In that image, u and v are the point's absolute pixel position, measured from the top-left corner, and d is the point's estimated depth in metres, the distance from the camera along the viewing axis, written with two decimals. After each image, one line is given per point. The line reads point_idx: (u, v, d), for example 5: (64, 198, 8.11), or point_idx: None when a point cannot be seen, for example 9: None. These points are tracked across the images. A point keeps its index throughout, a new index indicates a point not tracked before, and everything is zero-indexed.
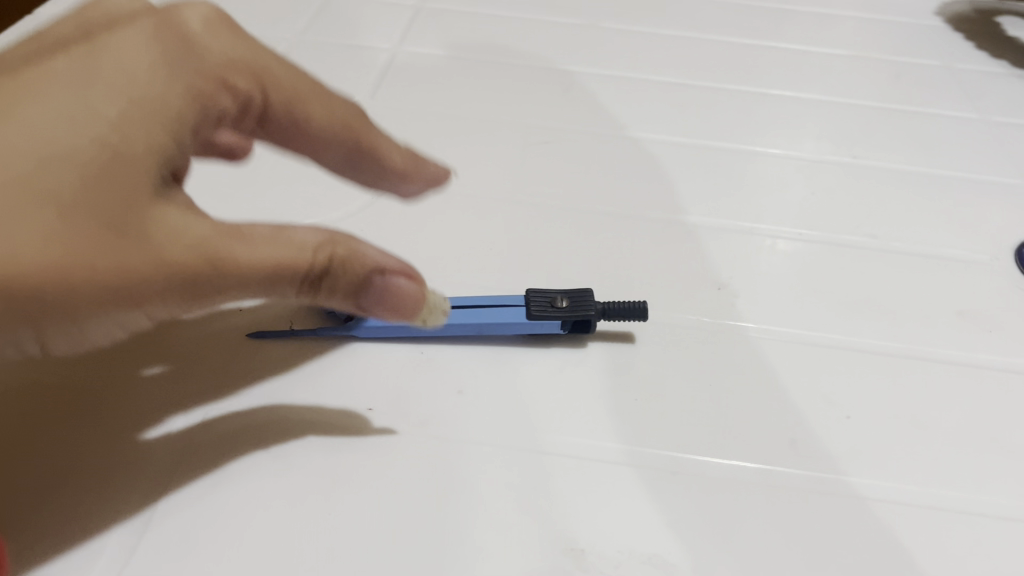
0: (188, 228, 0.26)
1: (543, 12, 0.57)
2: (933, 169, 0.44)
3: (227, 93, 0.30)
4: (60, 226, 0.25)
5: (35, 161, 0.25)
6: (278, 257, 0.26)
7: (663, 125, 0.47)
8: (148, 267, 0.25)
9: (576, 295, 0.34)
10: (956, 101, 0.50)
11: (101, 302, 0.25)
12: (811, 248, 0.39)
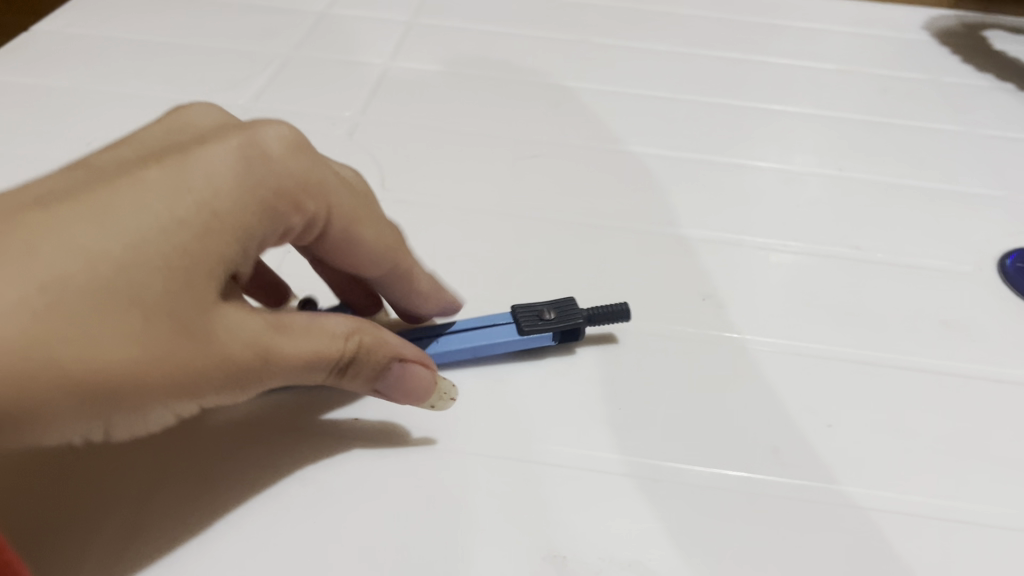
0: (242, 319, 0.25)
1: (535, 27, 0.58)
2: (918, 181, 0.44)
3: (309, 200, 0.28)
4: (140, 330, 0.23)
5: (120, 264, 0.23)
6: (314, 343, 0.27)
7: (651, 138, 0.48)
8: (211, 366, 0.24)
9: (562, 306, 0.34)
10: (941, 114, 0.51)
11: (165, 398, 0.24)
12: (805, 261, 0.39)
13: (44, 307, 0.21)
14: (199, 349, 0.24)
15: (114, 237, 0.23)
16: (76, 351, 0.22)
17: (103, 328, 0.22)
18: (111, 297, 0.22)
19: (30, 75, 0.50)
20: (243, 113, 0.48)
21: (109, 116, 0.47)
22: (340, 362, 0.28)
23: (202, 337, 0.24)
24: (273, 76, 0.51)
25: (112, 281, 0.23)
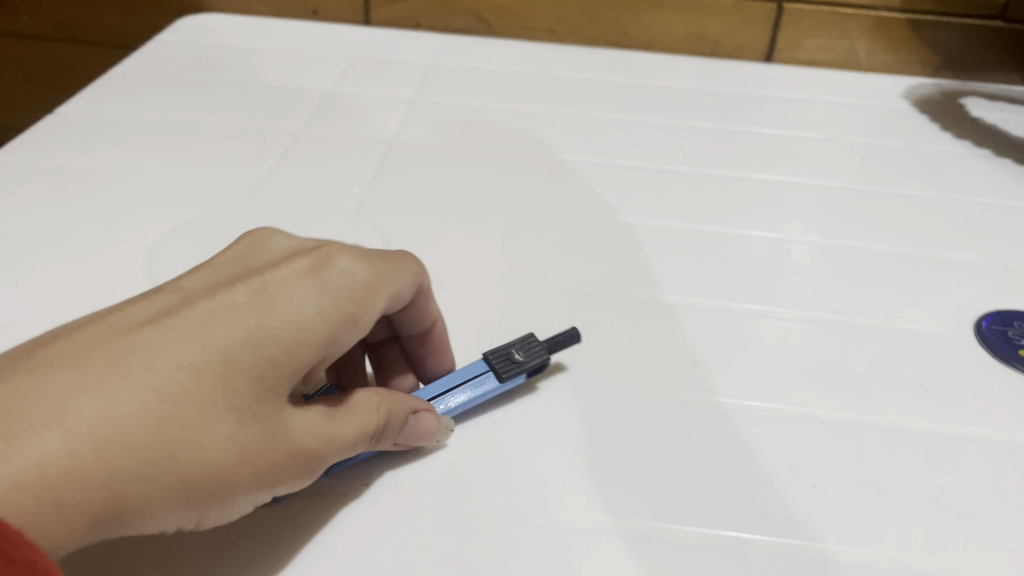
0: (310, 413, 0.29)
1: (532, 102, 0.61)
2: (898, 246, 0.47)
3: (374, 304, 0.31)
4: (237, 431, 0.27)
5: (220, 382, 0.27)
6: (362, 425, 0.30)
7: (644, 208, 0.50)
8: (287, 458, 0.28)
9: (524, 345, 0.37)
10: (920, 180, 0.53)
11: (251, 489, 0.28)
12: (803, 328, 0.41)
13: (163, 425, 0.25)
14: (279, 446, 0.28)
15: (215, 358, 0.27)
16: (185, 458, 0.25)
17: (209, 437, 0.26)
18: (216, 415, 0.26)
19: (54, 156, 0.53)
20: (256, 190, 0.51)
21: (129, 196, 0.50)
22: (376, 432, 0.31)
23: (279, 435, 0.28)
24: (284, 154, 0.54)
25: (215, 401, 0.26)
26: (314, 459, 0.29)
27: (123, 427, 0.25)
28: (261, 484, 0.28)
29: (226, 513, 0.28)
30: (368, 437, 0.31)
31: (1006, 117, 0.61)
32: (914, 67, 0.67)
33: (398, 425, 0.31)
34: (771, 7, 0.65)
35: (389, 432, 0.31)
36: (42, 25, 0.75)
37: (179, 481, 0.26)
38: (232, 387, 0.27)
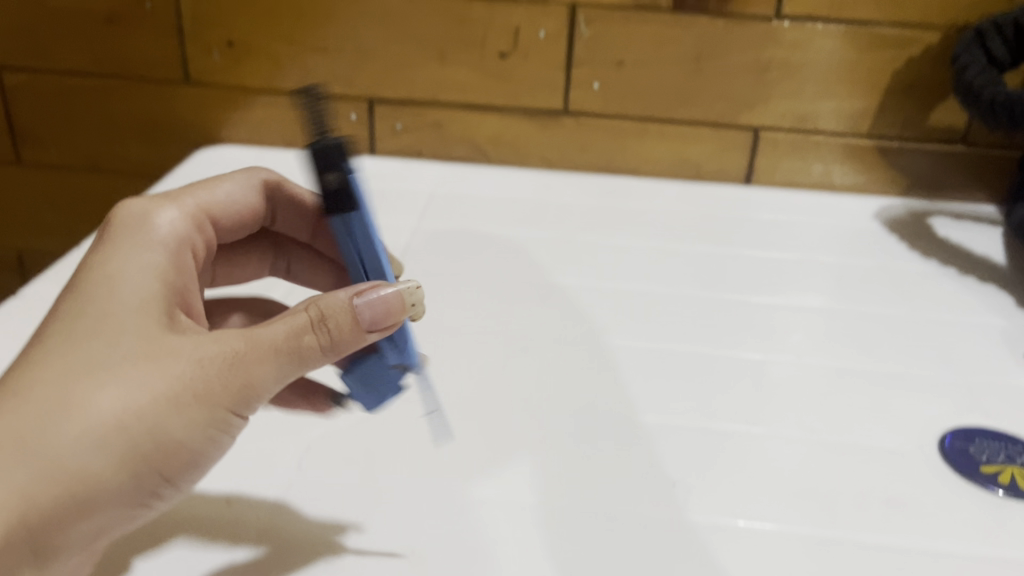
0: (212, 339, 0.33)
1: (525, 228, 0.66)
2: (867, 364, 0.50)
3: (170, 239, 0.39)
4: (116, 372, 0.32)
5: (79, 350, 0.32)
6: (278, 327, 0.34)
7: (629, 329, 0.53)
8: (194, 372, 0.32)
9: (320, 165, 0.36)
10: (890, 298, 0.57)
11: (174, 406, 0.32)
12: (776, 446, 0.44)
13: (41, 400, 0.31)
14: (174, 368, 0.32)
15: (72, 340, 0.33)
16: (79, 409, 0.31)
17: (88, 386, 0.31)
18: (81, 375, 0.32)
19: None
20: None
21: None
22: (302, 325, 0.34)
23: (171, 362, 0.32)
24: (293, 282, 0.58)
25: (81, 361, 0.32)
26: (225, 365, 0.33)
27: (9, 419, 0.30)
28: (180, 408, 0.32)
29: (179, 440, 0.32)
30: (290, 330, 0.34)
31: (973, 236, 0.65)
32: (884, 188, 0.71)
33: (335, 313, 0.34)
34: (747, 135, 0.71)
35: (324, 322, 0.34)
36: (70, 157, 0.78)
37: (83, 431, 0.31)
38: (91, 348, 0.32)
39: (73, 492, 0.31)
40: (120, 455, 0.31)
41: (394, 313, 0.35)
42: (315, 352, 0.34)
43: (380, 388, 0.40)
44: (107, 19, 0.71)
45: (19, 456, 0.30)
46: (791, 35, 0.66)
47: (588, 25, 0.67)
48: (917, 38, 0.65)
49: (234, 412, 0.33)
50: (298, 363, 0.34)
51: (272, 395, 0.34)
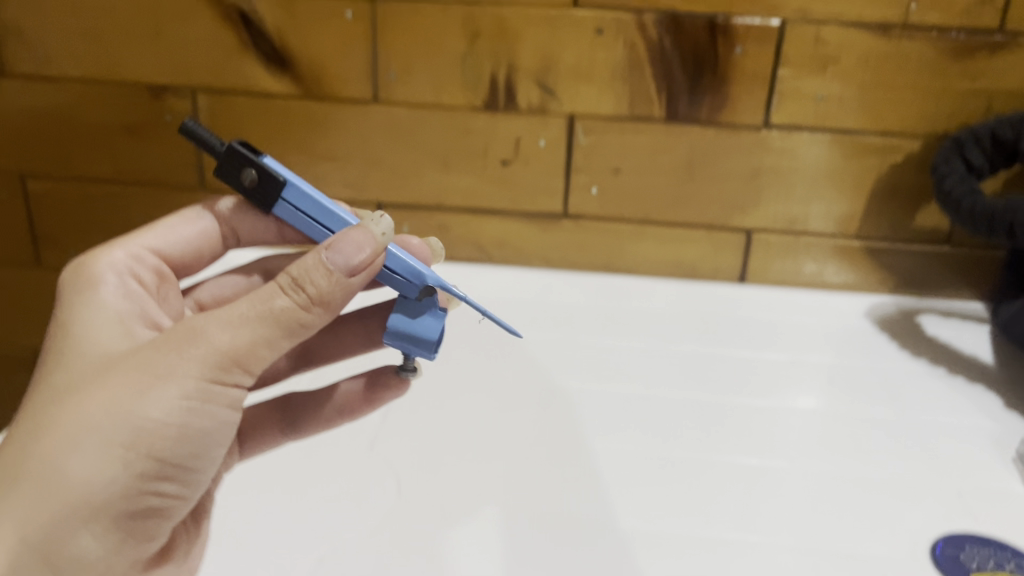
0: (175, 332, 0.38)
1: (528, 329, 0.68)
2: (861, 469, 0.51)
3: (114, 268, 0.44)
4: (81, 393, 0.37)
5: (56, 387, 0.39)
6: (246, 300, 0.38)
7: (628, 432, 0.55)
8: (148, 368, 0.37)
9: (234, 176, 0.42)
10: (882, 399, 0.59)
11: (134, 401, 0.37)
12: (774, 555, 0.45)
13: (44, 421, 0.38)
14: (148, 367, 0.37)
15: (52, 382, 0.39)
16: (58, 430, 0.37)
17: (63, 410, 0.37)
18: (72, 391, 0.38)
19: None
20: None
21: None
22: (270, 292, 0.37)
23: (127, 369, 0.37)
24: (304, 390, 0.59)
25: (58, 393, 0.38)
26: (193, 349, 0.37)
27: (14, 454, 0.37)
28: (159, 396, 0.37)
29: (152, 425, 0.37)
30: (257, 300, 0.37)
31: (960, 334, 0.67)
32: (874, 286, 0.74)
33: (303, 270, 0.37)
34: (740, 236, 0.73)
35: (292, 285, 0.37)
36: None
37: (69, 441, 0.37)
38: (65, 379, 0.39)
39: (80, 492, 0.37)
40: (110, 451, 0.37)
41: (368, 249, 0.38)
42: (288, 307, 0.37)
43: (419, 323, 0.43)
44: (129, 129, 0.74)
45: (26, 475, 0.36)
46: (779, 142, 0.69)
47: (586, 134, 0.71)
48: (898, 145, 0.68)
49: (212, 388, 0.38)
50: (269, 328, 0.37)
51: (252, 367, 0.38)
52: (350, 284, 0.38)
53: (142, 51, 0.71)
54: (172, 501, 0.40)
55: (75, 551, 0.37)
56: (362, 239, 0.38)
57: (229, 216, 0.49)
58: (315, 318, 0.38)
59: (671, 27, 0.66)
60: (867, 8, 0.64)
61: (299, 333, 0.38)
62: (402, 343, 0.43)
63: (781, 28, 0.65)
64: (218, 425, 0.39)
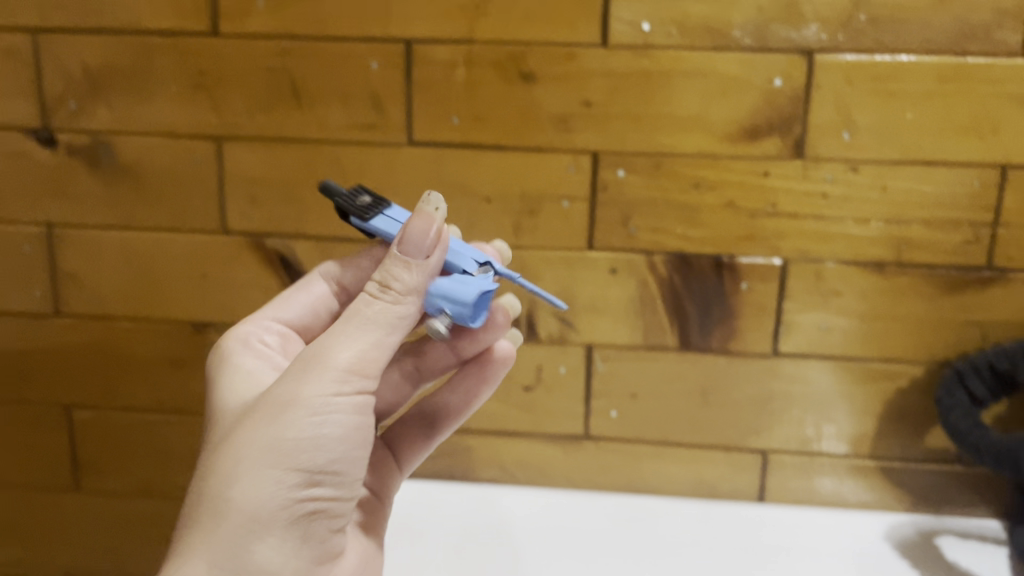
0: (294, 363, 0.45)
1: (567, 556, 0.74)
2: None
3: (241, 336, 0.55)
4: (228, 434, 0.45)
5: (211, 440, 0.47)
6: (346, 317, 0.45)
7: None
8: (275, 394, 0.45)
9: (348, 201, 0.49)
10: None
11: (270, 422, 0.44)
12: None
13: (206, 469, 0.45)
14: (280, 398, 0.44)
15: (209, 439, 0.48)
16: (216, 465, 0.44)
17: (218, 451, 0.45)
18: (224, 436, 0.45)
19: None
20: None
21: None
22: (366, 301, 0.44)
23: (261, 404, 0.45)
24: None
25: (213, 444, 0.46)
26: (311, 373, 0.44)
27: (192, 502, 0.45)
28: (290, 419, 0.44)
29: (290, 438, 0.44)
30: (354, 315, 0.44)
31: (979, 562, 0.71)
32: (893, 504, 0.75)
33: (386, 273, 0.44)
34: (757, 457, 0.76)
35: (380, 290, 0.44)
36: (127, 484, 0.83)
37: (227, 475, 0.43)
38: (218, 432, 0.46)
39: (248, 514, 0.43)
40: (259, 472, 0.43)
41: (436, 227, 0.44)
42: (383, 307, 0.44)
43: (466, 287, 0.46)
44: (173, 363, 0.79)
45: (203, 516, 0.44)
46: (790, 369, 0.73)
47: (604, 361, 0.75)
48: (902, 371, 0.72)
49: (338, 396, 0.44)
50: (372, 331, 0.44)
51: (367, 370, 0.44)
52: (429, 265, 0.45)
53: (187, 293, 0.77)
54: (330, 505, 0.46)
55: (256, 561, 0.44)
56: (426, 219, 0.44)
57: (335, 274, 0.59)
58: (410, 306, 0.44)
59: (681, 266, 0.71)
60: (862, 249, 0.69)
61: (400, 327, 0.45)
62: (447, 302, 0.45)
63: (783, 266, 0.70)
64: (355, 429, 0.45)
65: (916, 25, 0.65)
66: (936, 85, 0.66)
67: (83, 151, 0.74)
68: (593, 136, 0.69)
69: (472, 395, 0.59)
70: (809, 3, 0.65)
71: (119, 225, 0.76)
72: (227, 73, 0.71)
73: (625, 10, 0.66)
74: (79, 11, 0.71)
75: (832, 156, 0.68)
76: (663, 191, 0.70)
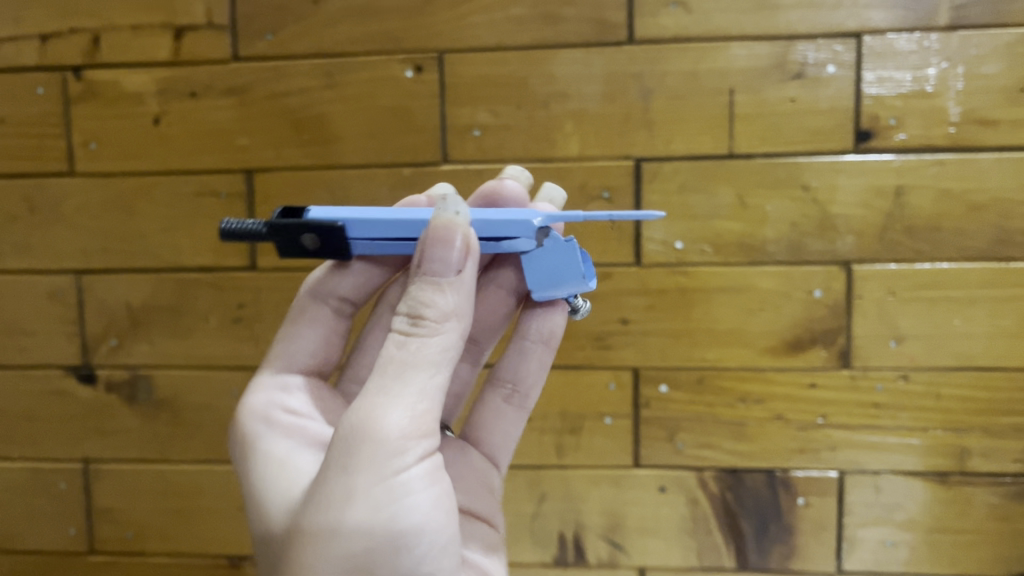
0: (330, 446, 0.40)
1: None
2: None
3: (251, 404, 0.50)
4: (282, 553, 0.40)
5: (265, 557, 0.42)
6: (380, 370, 0.40)
7: None
8: (322, 490, 0.40)
9: (291, 247, 0.44)
10: None
11: (332, 531, 0.39)
12: None
13: None
14: (332, 497, 0.39)
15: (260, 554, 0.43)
16: None
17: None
18: (285, 546, 0.40)
19: None
20: None
21: None
22: (401, 346, 0.40)
23: (312, 508, 0.40)
24: None
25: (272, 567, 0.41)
26: (364, 454, 0.39)
27: None
28: (355, 517, 0.39)
29: (360, 540, 0.39)
30: (390, 368, 0.40)
31: None
32: None
33: (415, 304, 0.40)
34: None
35: (412, 324, 0.40)
36: None
37: None
38: (272, 547, 0.42)
39: None
40: None
41: (462, 233, 0.41)
42: (422, 343, 0.40)
43: (555, 271, 0.47)
44: None
45: None
46: None
47: None
48: None
49: (404, 465, 0.40)
50: (418, 382, 0.40)
51: (426, 427, 0.40)
52: (459, 279, 0.41)
53: (223, 526, 0.75)
54: None
55: None
56: (445, 225, 0.41)
57: (333, 290, 0.55)
58: (452, 328, 0.41)
59: (732, 484, 0.69)
60: (922, 461, 0.67)
61: (446, 361, 0.41)
62: (558, 291, 0.48)
63: (839, 479, 0.68)
64: (432, 496, 0.41)
65: (954, 233, 0.64)
66: (981, 291, 0.65)
67: (122, 387, 0.74)
68: (632, 353, 0.68)
69: (546, 335, 0.55)
70: (842, 216, 0.65)
71: (155, 458, 0.75)
72: (265, 305, 0.72)
73: (657, 230, 0.67)
74: (122, 255, 0.73)
75: (880, 365, 0.66)
76: (708, 406, 0.68)
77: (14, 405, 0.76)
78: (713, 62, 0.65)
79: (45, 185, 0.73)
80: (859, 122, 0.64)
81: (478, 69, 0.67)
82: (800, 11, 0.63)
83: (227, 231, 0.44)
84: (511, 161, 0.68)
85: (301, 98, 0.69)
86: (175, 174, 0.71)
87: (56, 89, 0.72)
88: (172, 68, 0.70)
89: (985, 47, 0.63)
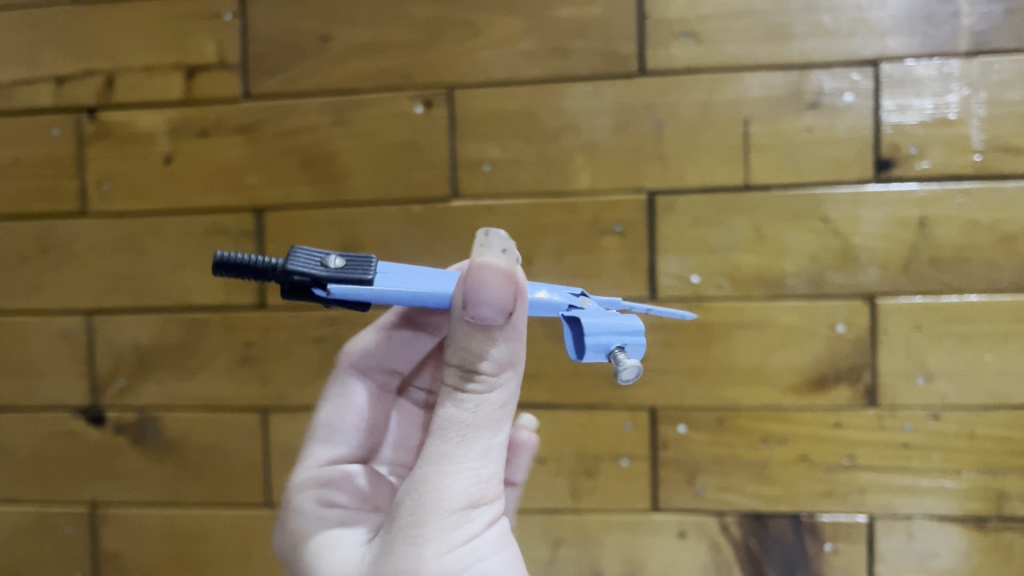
0: None
1: None
2: None
3: None
4: None
5: None
6: (438, 435, 0.37)
7: None
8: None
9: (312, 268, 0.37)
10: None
11: None
12: None
13: None
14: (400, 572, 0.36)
15: None
16: None
17: None
18: None
19: None
20: None
21: None
22: (454, 406, 0.37)
23: None
24: None
25: None
26: (428, 528, 0.36)
27: None
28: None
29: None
30: (448, 432, 0.37)
31: None
32: None
33: (470, 354, 0.36)
34: None
35: (468, 378, 0.37)
36: None
37: None
38: None
39: None
40: None
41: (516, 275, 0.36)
42: (481, 400, 0.37)
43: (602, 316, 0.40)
44: None
45: None
46: None
47: None
48: None
49: (473, 533, 0.37)
50: (478, 446, 0.37)
51: (489, 491, 0.38)
52: (512, 324, 0.36)
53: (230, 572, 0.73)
54: None
55: None
56: (495, 266, 0.35)
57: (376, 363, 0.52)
58: (508, 379, 0.38)
59: (756, 528, 0.66)
60: (957, 505, 0.64)
61: (502, 419, 0.38)
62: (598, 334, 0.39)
63: (868, 523, 0.65)
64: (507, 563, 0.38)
65: (982, 264, 0.62)
66: (1012, 325, 0.62)
67: (129, 429, 0.73)
68: (649, 392, 0.66)
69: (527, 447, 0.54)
70: (864, 249, 0.63)
71: (164, 502, 0.74)
72: (274, 345, 0.70)
73: (672, 265, 0.65)
74: (131, 295, 0.72)
75: (908, 404, 0.64)
76: (729, 447, 0.65)
77: (23, 449, 0.75)
78: (726, 93, 0.63)
79: (57, 226, 0.73)
80: (878, 152, 0.62)
81: (489, 104, 0.66)
82: (813, 39, 0.62)
83: (222, 262, 0.36)
84: (521, 195, 0.66)
85: (310, 135, 0.69)
86: (186, 213, 0.71)
87: (71, 131, 0.72)
88: (184, 108, 0.71)
89: (1008, 72, 0.61)
